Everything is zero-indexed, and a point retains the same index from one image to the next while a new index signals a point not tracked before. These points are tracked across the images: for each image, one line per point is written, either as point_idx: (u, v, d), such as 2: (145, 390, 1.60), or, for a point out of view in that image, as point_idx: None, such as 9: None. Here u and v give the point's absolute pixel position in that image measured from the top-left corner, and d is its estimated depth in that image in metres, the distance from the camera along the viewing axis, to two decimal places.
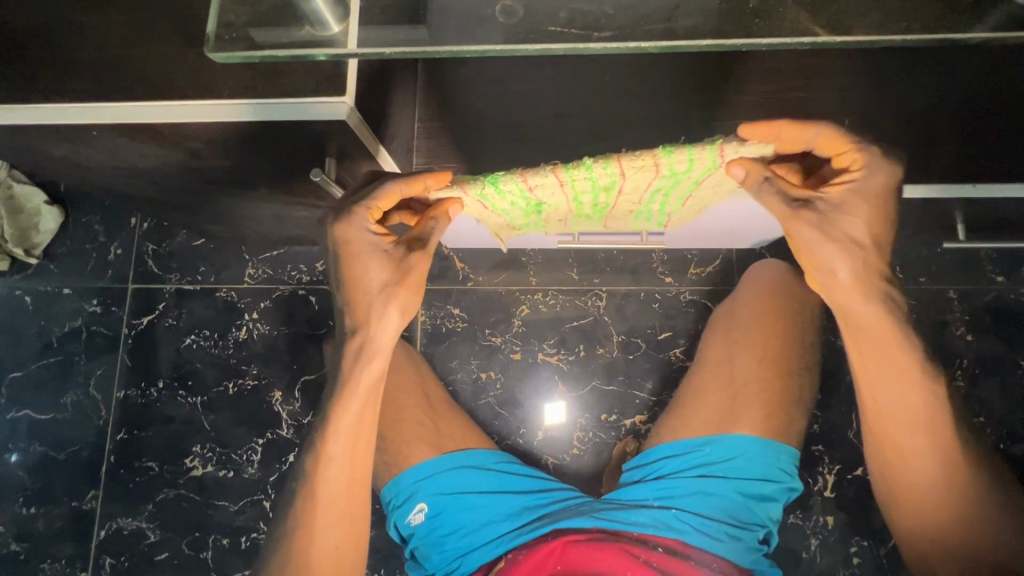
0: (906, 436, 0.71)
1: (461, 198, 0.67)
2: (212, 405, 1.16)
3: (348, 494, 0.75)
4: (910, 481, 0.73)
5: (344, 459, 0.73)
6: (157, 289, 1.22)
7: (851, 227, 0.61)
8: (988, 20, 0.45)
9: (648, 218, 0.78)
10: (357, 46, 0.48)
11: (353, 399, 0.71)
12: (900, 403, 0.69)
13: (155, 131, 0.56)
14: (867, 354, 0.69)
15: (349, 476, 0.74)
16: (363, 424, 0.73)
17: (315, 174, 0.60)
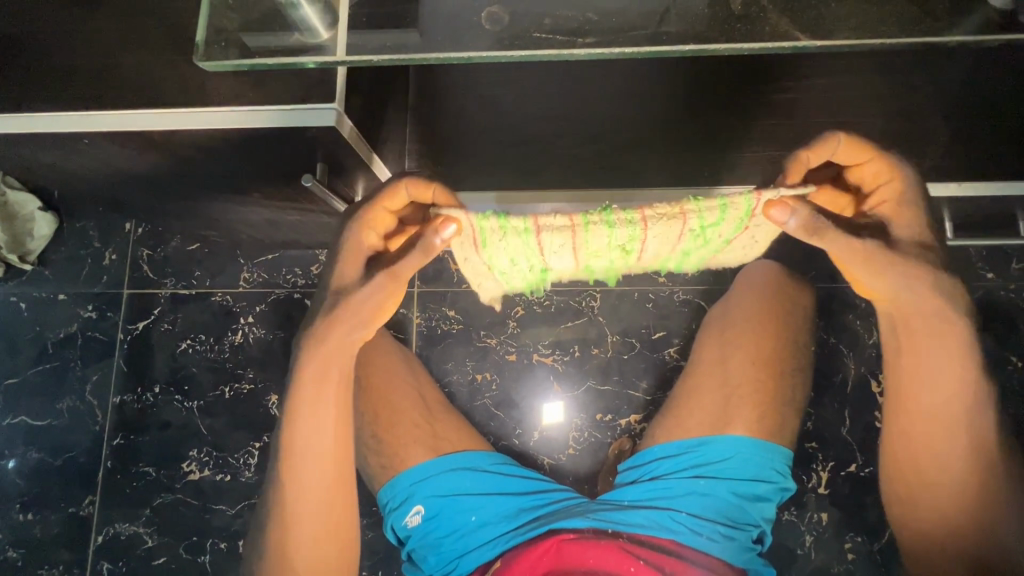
0: (938, 426, 0.69)
1: (457, 218, 0.62)
2: (208, 409, 1.16)
3: (325, 464, 0.73)
4: (933, 471, 0.71)
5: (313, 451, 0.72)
6: (153, 294, 1.22)
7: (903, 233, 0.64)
8: (965, 23, 0.46)
9: (666, 270, 0.78)
10: (344, 54, 0.49)
11: (310, 362, 0.69)
12: (937, 389, 0.68)
13: (146, 138, 0.56)
14: (916, 337, 0.68)
15: (321, 469, 0.73)
16: (323, 406, 0.71)
17: (306, 180, 0.61)
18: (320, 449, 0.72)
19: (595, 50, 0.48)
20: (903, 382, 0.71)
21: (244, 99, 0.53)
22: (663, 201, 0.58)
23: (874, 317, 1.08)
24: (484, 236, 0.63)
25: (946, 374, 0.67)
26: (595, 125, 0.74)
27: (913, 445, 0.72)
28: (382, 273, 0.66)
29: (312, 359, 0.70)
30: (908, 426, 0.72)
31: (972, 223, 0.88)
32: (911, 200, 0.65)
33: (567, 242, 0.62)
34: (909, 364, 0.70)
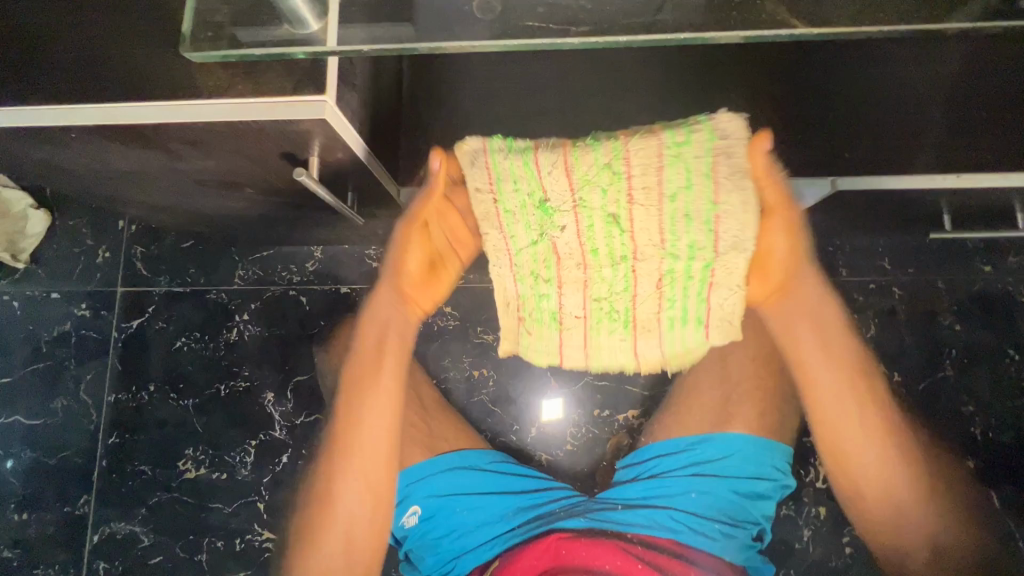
0: (851, 421, 0.70)
1: (474, 148, 0.64)
2: (204, 408, 1.15)
3: (382, 444, 0.75)
4: (861, 467, 0.70)
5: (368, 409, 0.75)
6: (147, 292, 1.21)
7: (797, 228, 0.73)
8: (966, 10, 0.45)
9: (687, 259, 0.68)
10: (335, 45, 0.48)
11: (369, 327, 0.79)
12: (837, 387, 0.70)
13: (136, 133, 0.55)
14: (808, 338, 0.72)
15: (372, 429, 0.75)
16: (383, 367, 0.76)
17: (298, 173, 0.58)
18: (371, 408, 0.75)
19: (590, 38, 0.47)
20: (807, 380, 0.72)
21: (233, 92, 0.52)
22: (625, 129, 0.66)
23: (871, 311, 1.09)
24: (492, 160, 0.64)
25: (842, 370, 0.71)
26: (591, 118, 0.73)
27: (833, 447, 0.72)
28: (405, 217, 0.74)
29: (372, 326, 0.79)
30: (825, 429, 0.72)
31: (971, 216, 0.88)
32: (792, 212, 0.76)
33: (557, 158, 0.62)
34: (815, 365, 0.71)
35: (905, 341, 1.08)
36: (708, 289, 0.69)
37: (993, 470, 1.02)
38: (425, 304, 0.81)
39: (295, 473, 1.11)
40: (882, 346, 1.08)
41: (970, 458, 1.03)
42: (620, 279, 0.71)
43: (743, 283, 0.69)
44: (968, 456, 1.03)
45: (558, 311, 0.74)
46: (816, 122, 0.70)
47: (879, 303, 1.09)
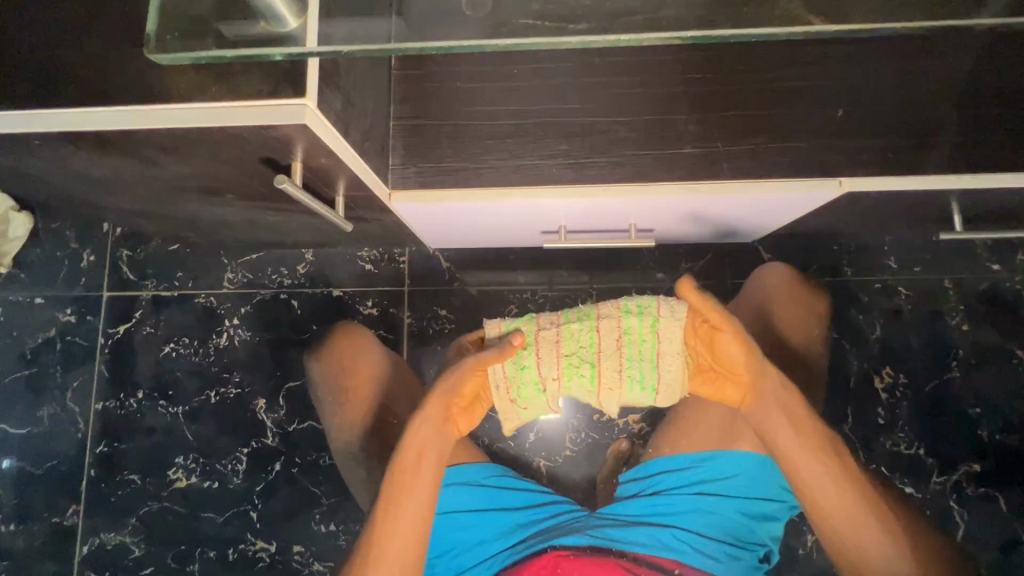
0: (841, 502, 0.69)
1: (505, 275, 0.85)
2: (194, 415, 1.13)
3: (408, 555, 0.70)
4: (866, 550, 0.68)
5: (407, 521, 0.71)
6: (134, 296, 1.18)
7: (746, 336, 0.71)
8: (992, 5, 0.42)
9: (637, 317, 0.76)
10: (315, 45, 0.45)
11: (404, 458, 0.72)
12: (824, 474, 0.69)
13: (105, 139, 0.52)
14: (786, 424, 0.71)
15: (407, 543, 0.70)
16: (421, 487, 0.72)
17: (281, 180, 0.54)
18: (410, 521, 0.71)
19: (587, 37, 0.44)
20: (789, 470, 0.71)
21: (207, 96, 0.49)
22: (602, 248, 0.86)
23: (876, 312, 1.06)
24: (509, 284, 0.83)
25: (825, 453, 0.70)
26: (589, 118, 0.70)
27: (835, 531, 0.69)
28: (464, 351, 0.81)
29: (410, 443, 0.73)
30: (823, 512, 0.70)
31: (981, 216, 0.85)
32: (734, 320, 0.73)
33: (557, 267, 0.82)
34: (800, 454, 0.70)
35: (911, 342, 1.05)
36: (660, 354, 0.76)
37: (999, 473, 1.01)
38: (460, 429, 0.79)
39: (289, 481, 1.09)
40: (887, 347, 1.05)
41: (976, 460, 1.01)
42: (586, 334, 0.77)
43: (684, 349, 0.75)
44: (974, 459, 1.01)
45: (540, 379, 0.78)
46: (824, 119, 0.67)
47: (885, 303, 1.07)
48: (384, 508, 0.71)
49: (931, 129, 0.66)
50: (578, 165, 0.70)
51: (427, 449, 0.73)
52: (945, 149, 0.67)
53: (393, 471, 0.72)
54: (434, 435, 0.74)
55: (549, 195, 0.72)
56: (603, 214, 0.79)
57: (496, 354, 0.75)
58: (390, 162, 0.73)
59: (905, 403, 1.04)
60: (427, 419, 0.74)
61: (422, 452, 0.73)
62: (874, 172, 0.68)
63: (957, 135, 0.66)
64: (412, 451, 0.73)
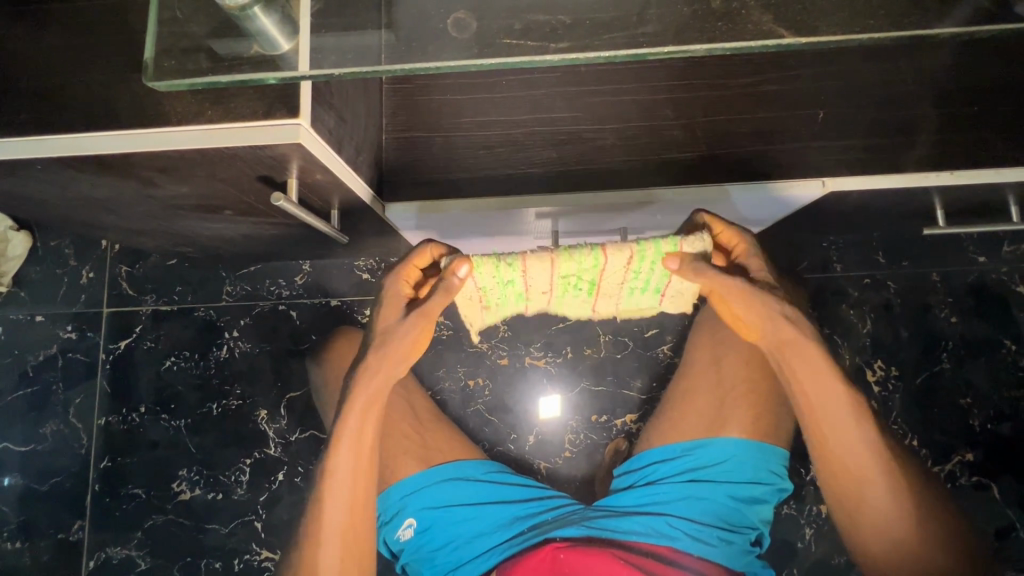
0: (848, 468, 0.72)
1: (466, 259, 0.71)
2: (197, 427, 1.14)
3: (351, 517, 0.75)
4: (863, 507, 0.72)
5: (355, 474, 0.75)
6: (134, 312, 1.19)
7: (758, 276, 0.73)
8: (953, 14, 0.44)
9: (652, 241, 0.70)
10: (307, 68, 0.46)
11: (350, 422, 0.74)
12: (848, 438, 0.71)
13: (104, 163, 0.53)
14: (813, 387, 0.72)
15: (352, 494, 0.75)
16: (365, 448, 0.75)
17: (276, 199, 0.56)
18: (354, 475, 0.75)
19: (568, 54, 0.45)
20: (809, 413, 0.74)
21: (202, 118, 0.50)
22: (580, 224, 0.84)
23: (867, 306, 1.08)
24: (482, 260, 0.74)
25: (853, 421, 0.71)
26: (577, 127, 0.71)
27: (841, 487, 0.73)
28: (416, 311, 0.73)
29: (351, 421, 0.74)
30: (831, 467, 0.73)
31: (964, 211, 0.87)
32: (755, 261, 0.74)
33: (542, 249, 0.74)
34: (825, 411, 0.72)
35: (902, 335, 1.07)
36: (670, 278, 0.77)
37: (992, 462, 1.02)
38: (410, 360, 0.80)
39: (292, 490, 1.10)
40: (878, 340, 1.07)
41: (968, 450, 1.03)
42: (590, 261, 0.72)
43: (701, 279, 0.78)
44: (967, 448, 1.03)
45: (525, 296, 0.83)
46: (804, 122, 0.69)
47: (874, 298, 1.08)
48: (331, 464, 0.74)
49: (910, 128, 0.68)
50: (567, 173, 0.72)
51: (373, 410, 0.75)
52: (925, 146, 0.68)
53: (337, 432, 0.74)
54: (379, 397, 0.75)
55: (537, 203, 0.72)
56: (591, 215, 0.79)
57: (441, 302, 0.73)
58: (383, 175, 0.74)
59: (897, 395, 1.05)
60: (375, 378, 0.75)
61: (365, 414, 0.74)
62: (859, 173, 0.69)
63: (936, 132, 0.68)
64: (357, 412, 0.74)
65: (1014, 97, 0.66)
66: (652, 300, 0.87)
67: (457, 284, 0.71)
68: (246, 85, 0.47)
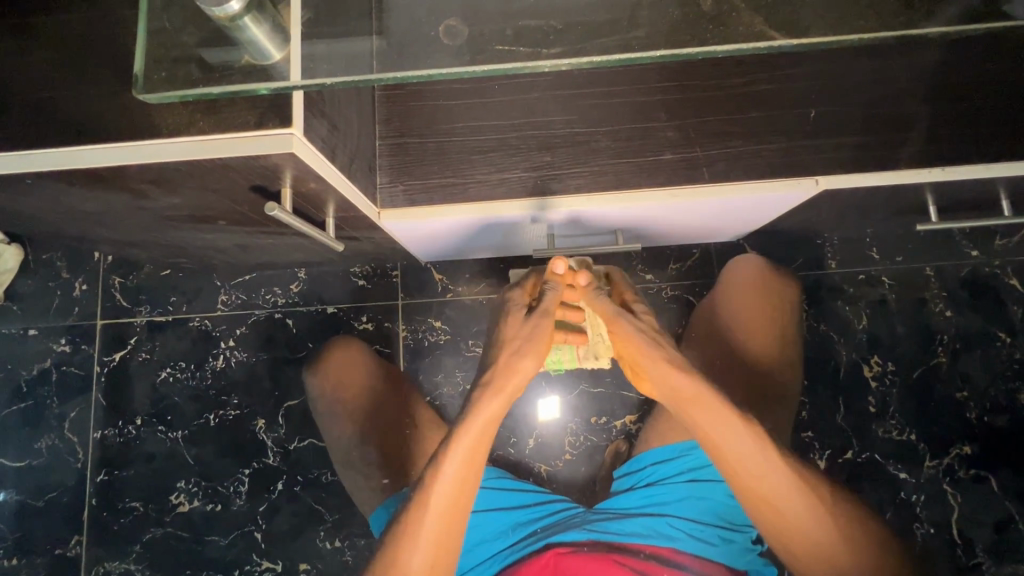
0: (760, 490, 0.73)
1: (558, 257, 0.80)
2: (194, 439, 1.13)
3: (448, 528, 0.73)
4: (798, 538, 0.73)
5: (440, 524, 0.72)
6: (128, 323, 1.18)
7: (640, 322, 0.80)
8: (943, 12, 0.44)
9: None
10: (298, 78, 0.45)
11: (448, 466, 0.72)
12: (754, 464, 0.72)
13: (95, 177, 0.53)
14: (716, 434, 0.73)
15: (437, 544, 0.72)
16: (460, 498, 0.73)
17: (269, 209, 0.55)
18: (462, 479, 0.73)
19: (561, 60, 0.45)
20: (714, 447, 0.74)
21: (193, 130, 0.50)
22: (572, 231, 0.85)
23: (862, 302, 1.09)
24: None
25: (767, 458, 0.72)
26: (570, 130, 0.72)
27: (772, 526, 0.74)
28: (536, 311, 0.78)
29: (472, 427, 0.74)
30: (761, 508, 0.74)
31: (956, 206, 0.87)
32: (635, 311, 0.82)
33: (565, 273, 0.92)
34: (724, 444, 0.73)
35: (897, 330, 1.08)
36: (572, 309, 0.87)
37: (989, 454, 1.03)
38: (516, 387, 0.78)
39: (292, 499, 1.09)
40: (874, 335, 1.08)
41: (966, 443, 1.03)
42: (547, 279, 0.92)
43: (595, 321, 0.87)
44: (965, 441, 1.04)
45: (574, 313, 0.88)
46: (797, 121, 0.70)
47: (869, 293, 1.09)
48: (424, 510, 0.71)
49: (900, 126, 0.69)
50: (561, 176, 0.72)
51: (493, 423, 0.75)
52: (915, 143, 0.69)
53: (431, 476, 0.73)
54: (484, 439, 0.74)
55: (537, 207, 0.74)
56: (591, 221, 0.80)
57: (556, 295, 0.79)
58: (377, 182, 0.74)
59: (894, 390, 1.06)
60: (498, 395, 0.76)
61: (485, 427, 0.74)
62: (849, 171, 0.70)
63: (926, 129, 0.69)
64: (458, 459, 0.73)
65: (1002, 93, 0.67)
66: (569, 361, 0.88)
67: (559, 276, 0.79)
68: (240, 95, 0.47)
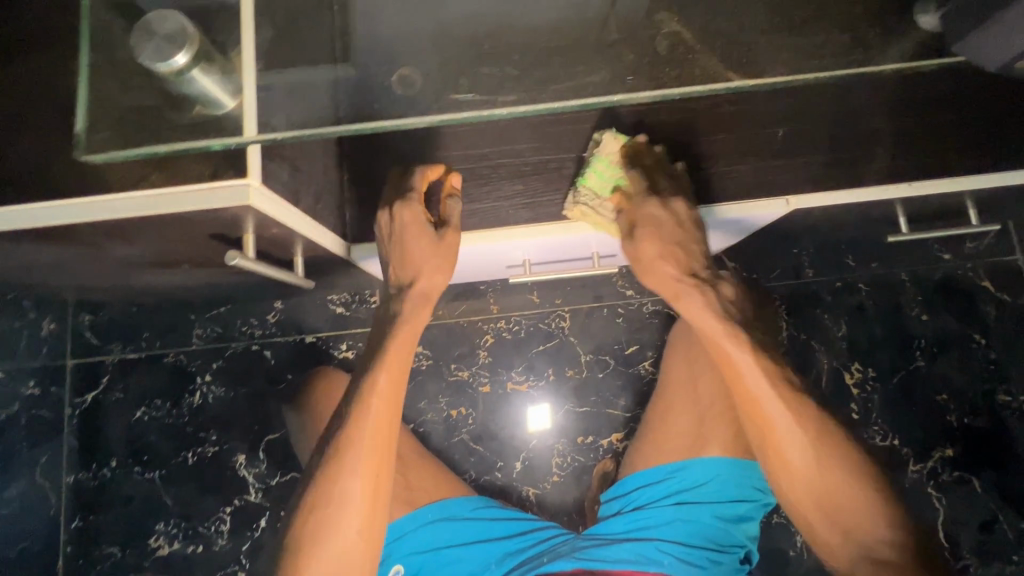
0: (770, 429, 0.66)
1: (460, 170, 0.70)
2: (172, 478, 1.10)
3: (381, 442, 0.66)
4: (804, 487, 0.66)
5: (372, 442, 0.65)
6: (100, 362, 1.15)
7: (649, 233, 0.67)
8: None
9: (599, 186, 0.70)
10: (255, 132, 0.45)
11: (374, 376, 0.66)
12: (766, 400, 0.65)
13: (45, 235, 0.51)
14: (732, 357, 0.65)
15: (376, 453, 0.65)
16: (391, 413, 0.66)
17: (231, 258, 0.54)
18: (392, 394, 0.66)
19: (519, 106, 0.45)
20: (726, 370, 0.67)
21: (145, 184, 0.48)
22: (544, 254, 0.83)
23: (841, 310, 1.10)
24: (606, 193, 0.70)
25: (783, 396, 0.65)
26: (541, 158, 0.71)
27: (780, 477, 0.68)
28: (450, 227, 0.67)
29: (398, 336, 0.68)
30: (766, 448, 0.68)
31: (927, 215, 0.88)
32: (648, 210, 0.67)
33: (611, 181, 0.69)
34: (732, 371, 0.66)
35: (876, 335, 1.09)
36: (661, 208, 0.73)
37: (972, 456, 1.04)
38: (433, 289, 0.70)
39: (275, 536, 1.07)
40: (853, 342, 1.09)
41: (948, 446, 1.04)
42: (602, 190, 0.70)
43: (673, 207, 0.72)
44: (946, 444, 1.05)
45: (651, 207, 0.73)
46: (766, 141, 0.70)
47: (847, 301, 1.10)
48: (355, 431, 0.64)
49: (867, 143, 0.70)
50: (533, 205, 0.72)
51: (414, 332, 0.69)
52: (882, 160, 0.70)
53: (364, 394, 0.66)
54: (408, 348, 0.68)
55: (508, 238, 0.73)
56: (568, 247, 0.80)
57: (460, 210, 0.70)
58: (347, 218, 0.74)
59: (875, 396, 1.07)
60: (421, 302, 0.69)
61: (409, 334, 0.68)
62: (820, 190, 0.71)
63: (891, 146, 0.69)
64: (389, 367, 0.67)
65: (961, 109, 0.68)
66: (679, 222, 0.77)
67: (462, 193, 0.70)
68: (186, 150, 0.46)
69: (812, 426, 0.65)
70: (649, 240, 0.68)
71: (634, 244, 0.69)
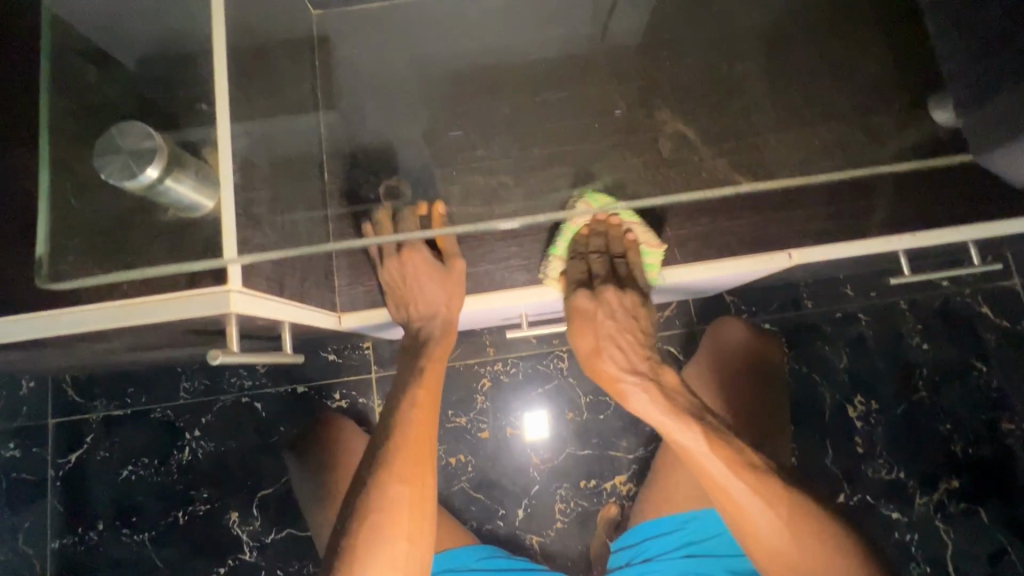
0: (739, 513, 0.64)
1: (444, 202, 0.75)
2: (163, 539, 1.06)
3: (419, 450, 0.66)
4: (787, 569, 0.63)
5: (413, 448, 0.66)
6: (83, 420, 1.10)
7: (588, 325, 0.72)
8: None
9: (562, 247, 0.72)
10: (231, 255, 0.51)
11: (414, 387, 0.71)
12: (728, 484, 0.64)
13: None
14: (683, 445, 0.66)
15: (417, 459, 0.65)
16: (427, 425, 0.68)
17: (213, 356, 0.51)
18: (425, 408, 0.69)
19: None
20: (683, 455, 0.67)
21: None
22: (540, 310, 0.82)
23: (841, 341, 1.08)
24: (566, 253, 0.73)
25: (746, 483, 0.64)
26: (536, 219, 0.69)
27: (762, 559, 0.65)
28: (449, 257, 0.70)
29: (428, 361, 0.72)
30: (741, 529, 0.65)
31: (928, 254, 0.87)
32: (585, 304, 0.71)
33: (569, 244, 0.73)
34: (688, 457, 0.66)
35: (877, 366, 1.07)
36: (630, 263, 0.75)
37: (978, 486, 1.03)
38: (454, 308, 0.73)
39: None
40: (856, 374, 1.07)
41: (954, 477, 1.03)
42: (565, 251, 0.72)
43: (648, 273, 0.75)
44: (952, 475, 1.03)
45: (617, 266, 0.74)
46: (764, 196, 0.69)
47: (847, 332, 1.09)
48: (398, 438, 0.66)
49: (867, 195, 0.68)
50: None
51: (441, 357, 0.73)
52: (883, 212, 0.68)
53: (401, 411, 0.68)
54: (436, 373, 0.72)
55: (504, 301, 0.73)
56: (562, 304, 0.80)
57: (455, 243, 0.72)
58: (336, 284, 0.72)
59: (879, 428, 1.06)
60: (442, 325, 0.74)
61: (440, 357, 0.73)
62: (822, 242, 0.69)
63: (892, 197, 0.68)
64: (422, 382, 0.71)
65: None
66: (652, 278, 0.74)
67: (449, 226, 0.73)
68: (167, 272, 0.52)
69: (784, 507, 0.63)
70: (593, 332, 0.73)
71: (581, 336, 0.74)
